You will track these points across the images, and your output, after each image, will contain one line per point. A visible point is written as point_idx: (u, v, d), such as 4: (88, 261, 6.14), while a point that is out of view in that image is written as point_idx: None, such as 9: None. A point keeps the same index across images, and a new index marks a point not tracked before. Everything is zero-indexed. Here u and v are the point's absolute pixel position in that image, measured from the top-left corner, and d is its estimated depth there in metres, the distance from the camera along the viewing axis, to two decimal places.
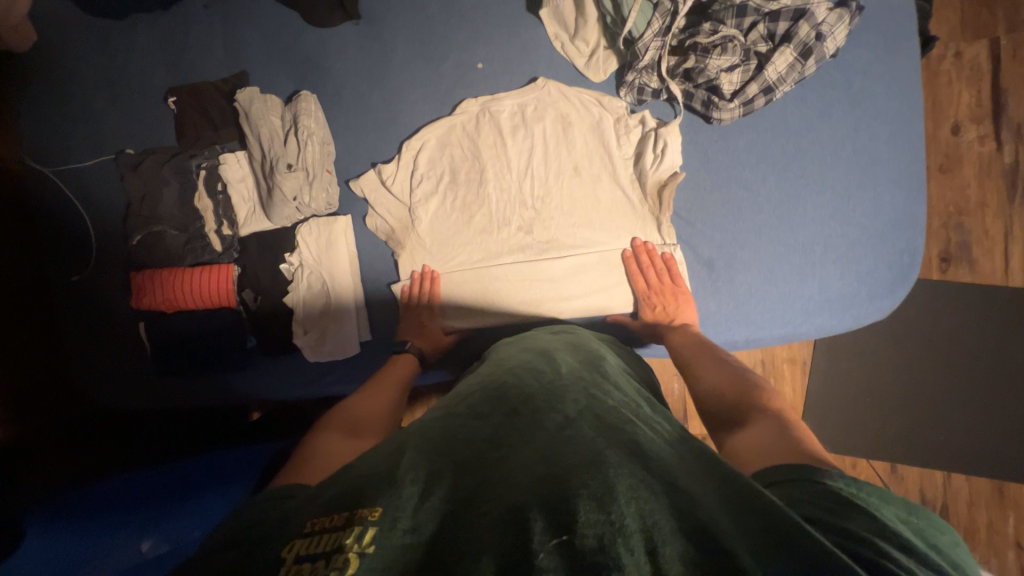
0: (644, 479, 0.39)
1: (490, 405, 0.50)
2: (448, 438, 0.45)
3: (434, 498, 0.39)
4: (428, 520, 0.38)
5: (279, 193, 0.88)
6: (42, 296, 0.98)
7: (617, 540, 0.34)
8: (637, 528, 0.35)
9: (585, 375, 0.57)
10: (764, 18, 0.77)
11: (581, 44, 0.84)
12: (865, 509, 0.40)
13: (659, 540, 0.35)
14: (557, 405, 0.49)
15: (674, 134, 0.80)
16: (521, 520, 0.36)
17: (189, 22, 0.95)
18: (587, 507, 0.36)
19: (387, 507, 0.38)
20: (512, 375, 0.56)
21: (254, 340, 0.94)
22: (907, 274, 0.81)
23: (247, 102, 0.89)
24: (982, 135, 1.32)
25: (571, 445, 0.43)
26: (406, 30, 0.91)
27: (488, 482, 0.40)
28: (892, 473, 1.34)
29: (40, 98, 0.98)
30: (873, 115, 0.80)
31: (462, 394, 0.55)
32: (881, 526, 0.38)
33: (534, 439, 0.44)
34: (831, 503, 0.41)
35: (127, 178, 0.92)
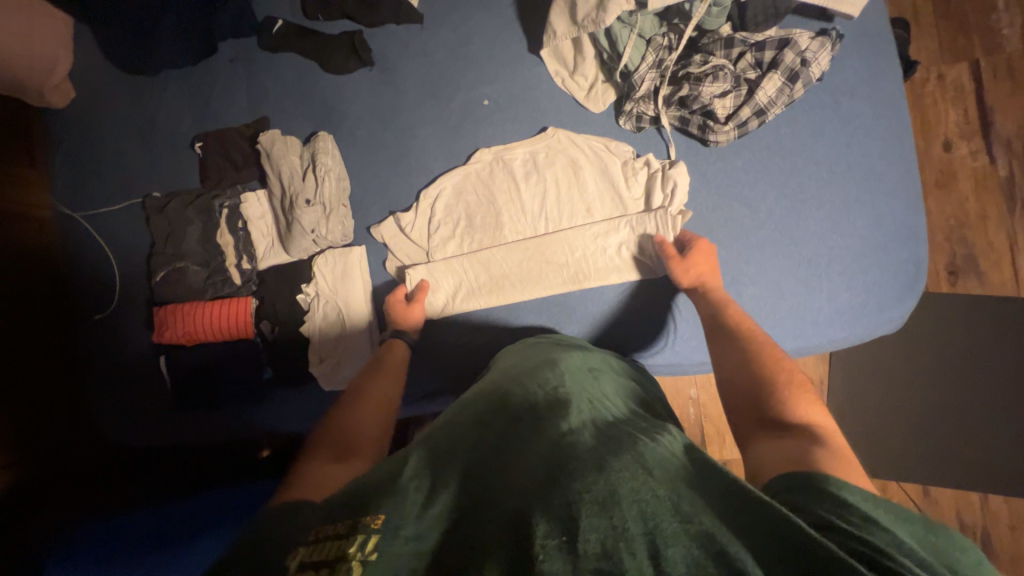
0: (647, 481, 0.38)
1: (494, 413, 0.50)
2: (453, 445, 0.46)
3: (440, 504, 0.40)
4: (431, 525, 0.39)
5: (298, 227, 0.92)
6: (67, 335, 1.01)
7: (619, 544, 0.34)
8: (639, 531, 0.35)
9: (587, 385, 0.57)
10: (751, 48, 0.82)
11: (581, 79, 0.90)
12: (883, 526, 0.38)
13: (662, 541, 0.35)
14: (560, 411, 0.49)
15: (682, 173, 0.84)
16: (525, 525, 0.36)
17: (215, 74, 1.03)
18: (588, 513, 0.36)
19: (390, 514, 0.38)
20: (516, 381, 0.56)
21: (270, 372, 0.96)
22: (915, 283, 0.81)
23: (268, 143, 0.95)
24: (974, 151, 1.35)
25: (573, 450, 0.42)
26: (416, 73, 0.97)
27: (492, 487, 0.41)
28: (924, 496, 1.29)
29: (75, 150, 1.05)
30: (864, 132, 0.83)
31: (467, 401, 0.55)
32: (896, 541, 0.37)
33: (537, 444, 0.44)
34: (841, 516, 0.39)
35: (153, 219, 0.97)
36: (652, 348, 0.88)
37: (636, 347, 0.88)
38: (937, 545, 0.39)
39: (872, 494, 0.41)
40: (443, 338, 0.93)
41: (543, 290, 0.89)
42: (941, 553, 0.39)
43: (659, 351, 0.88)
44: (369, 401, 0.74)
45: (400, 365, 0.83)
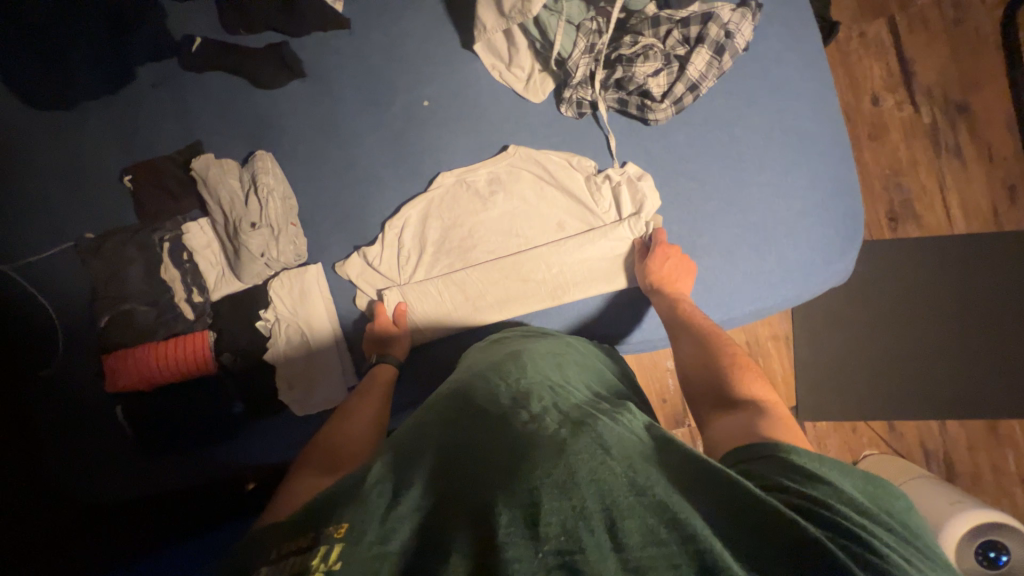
0: (604, 461, 0.39)
1: (457, 412, 0.49)
2: (419, 448, 0.45)
3: (404, 506, 0.39)
4: (399, 527, 0.37)
5: (246, 252, 0.89)
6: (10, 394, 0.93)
7: (579, 523, 0.35)
8: (598, 508, 0.36)
9: (549, 374, 0.57)
10: (677, 25, 0.83)
11: (518, 71, 0.89)
12: (829, 481, 0.41)
13: (618, 515, 0.35)
14: (523, 403, 0.49)
15: (650, 189, 0.85)
16: (487, 518, 0.36)
17: (139, 102, 0.96)
18: (549, 496, 0.36)
19: (353, 521, 0.37)
20: (479, 378, 0.56)
21: (240, 405, 0.92)
22: (854, 236, 0.86)
23: (203, 169, 0.91)
24: (899, 102, 1.43)
25: (535, 438, 0.42)
26: (351, 81, 0.95)
27: (457, 484, 0.40)
28: (891, 431, 1.39)
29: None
30: (793, 96, 0.86)
31: (433, 402, 0.54)
32: (837, 492, 0.40)
33: (500, 437, 0.44)
34: (793, 475, 0.42)
35: (91, 262, 0.92)
36: (621, 328, 0.90)
37: (606, 330, 0.90)
38: (876, 493, 0.42)
39: (818, 454, 0.44)
40: (415, 348, 0.92)
41: (523, 308, 0.89)
42: (881, 500, 0.42)
43: (629, 330, 0.90)
44: (356, 420, 0.74)
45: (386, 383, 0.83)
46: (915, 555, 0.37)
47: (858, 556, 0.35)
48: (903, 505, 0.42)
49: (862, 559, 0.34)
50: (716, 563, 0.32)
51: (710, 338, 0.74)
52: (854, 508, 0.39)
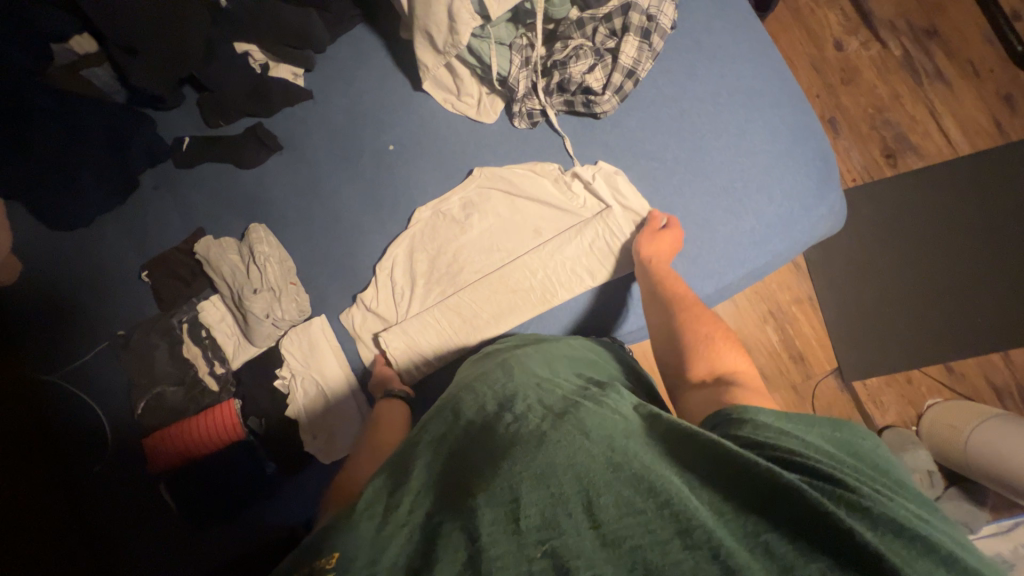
0: (582, 445, 0.40)
1: (448, 427, 0.51)
2: (409, 464, 0.46)
3: (395, 523, 0.40)
4: (391, 544, 0.38)
5: (253, 317, 0.95)
6: (65, 501, 0.95)
7: (557, 509, 0.36)
8: (575, 491, 0.37)
9: (536, 372, 0.58)
10: (602, 22, 0.87)
11: (468, 99, 0.95)
12: (793, 434, 0.44)
13: (595, 494, 0.37)
14: (508, 405, 0.50)
15: (622, 180, 0.87)
16: (470, 519, 0.37)
17: (144, 204, 1.06)
18: (529, 488, 0.38)
19: (344, 549, 0.38)
20: (468, 389, 0.57)
21: (273, 466, 0.95)
22: (828, 178, 0.85)
23: (205, 251, 0.99)
24: (863, 42, 1.43)
25: (516, 436, 0.44)
26: (323, 144, 1.03)
27: (446, 494, 0.42)
28: (950, 374, 1.29)
29: (13, 320, 1.01)
30: (734, 59, 0.88)
31: (426, 418, 0.56)
32: (804, 443, 0.43)
33: (486, 443, 0.45)
34: (761, 433, 0.44)
35: (123, 356, 0.99)
36: (619, 318, 0.90)
37: (605, 323, 0.90)
38: (841, 440, 0.45)
39: (778, 411, 0.47)
40: (426, 377, 0.94)
41: (518, 318, 0.90)
42: (846, 444, 0.44)
43: (626, 319, 0.90)
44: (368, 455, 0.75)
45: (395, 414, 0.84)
46: (888, 490, 0.39)
47: (832, 495, 0.36)
48: (870, 446, 0.45)
49: (836, 495, 0.36)
50: (692, 522, 0.34)
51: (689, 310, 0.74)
52: (821, 454, 0.42)
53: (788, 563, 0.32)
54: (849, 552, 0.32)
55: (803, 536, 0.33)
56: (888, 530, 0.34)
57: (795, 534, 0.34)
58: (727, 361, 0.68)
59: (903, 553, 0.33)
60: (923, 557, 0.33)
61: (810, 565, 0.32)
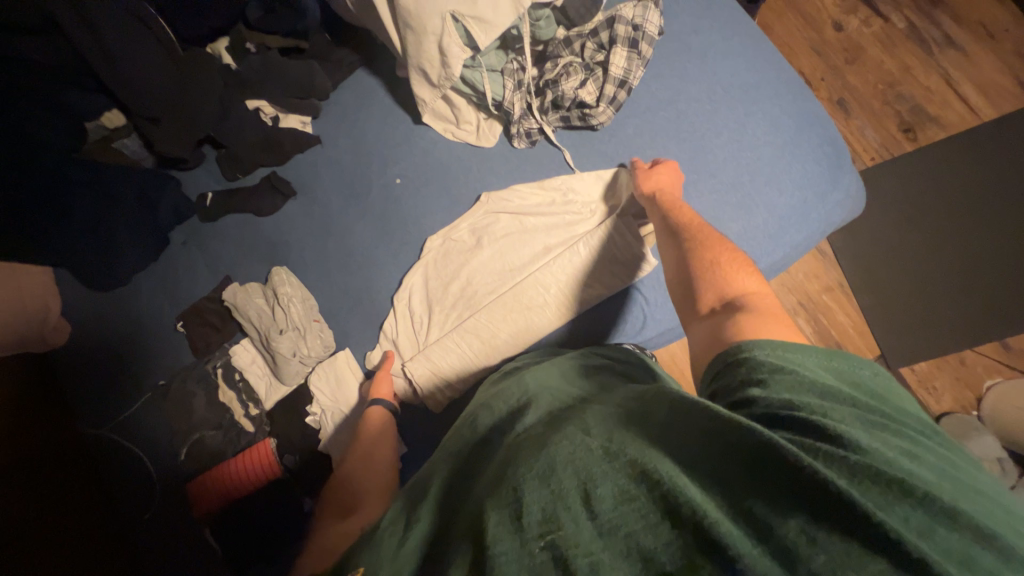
0: (583, 442, 0.39)
1: (463, 440, 0.50)
2: (427, 484, 0.45)
3: (411, 537, 0.39)
4: (407, 559, 0.38)
5: (280, 356, 0.98)
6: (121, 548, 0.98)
7: (556, 503, 0.35)
8: (573, 483, 0.36)
9: (550, 379, 0.56)
10: (589, 37, 0.89)
11: (466, 125, 0.97)
12: (790, 372, 0.42)
13: (593, 484, 0.35)
14: (518, 415, 0.48)
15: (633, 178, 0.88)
16: (475, 523, 0.36)
17: (175, 260, 1.12)
18: (529, 485, 0.36)
19: (367, 565, 0.38)
20: (484, 404, 0.56)
21: (310, 502, 0.97)
22: (840, 161, 0.83)
23: (233, 297, 1.03)
24: (863, 20, 1.40)
25: (521, 441, 0.43)
26: (333, 184, 1.07)
27: (456, 504, 0.41)
28: (1007, 351, 1.21)
29: (62, 379, 1.07)
30: (728, 55, 0.88)
31: (447, 436, 0.55)
32: (804, 385, 0.41)
33: (494, 452, 0.45)
34: (757, 381, 0.43)
35: (164, 405, 1.04)
36: (639, 326, 0.89)
37: (626, 333, 0.89)
38: (838, 368, 0.43)
39: (775, 343, 0.46)
40: (450, 404, 0.93)
41: (536, 334, 0.90)
42: (845, 375, 0.43)
43: (645, 325, 0.89)
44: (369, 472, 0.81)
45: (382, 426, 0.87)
46: (894, 433, 0.37)
47: (826, 453, 0.34)
48: (871, 375, 0.43)
49: (822, 452, 0.35)
50: (679, 500, 0.32)
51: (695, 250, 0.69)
52: (821, 398, 0.40)
53: (768, 524, 0.31)
54: (834, 509, 0.30)
55: (798, 505, 0.31)
56: (869, 478, 0.33)
57: (791, 496, 0.32)
58: (738, 285, 0.62)
59: (900, 508, 0.31)
60: (918, 506, 0.31)
61: (790, 524, 0.31)
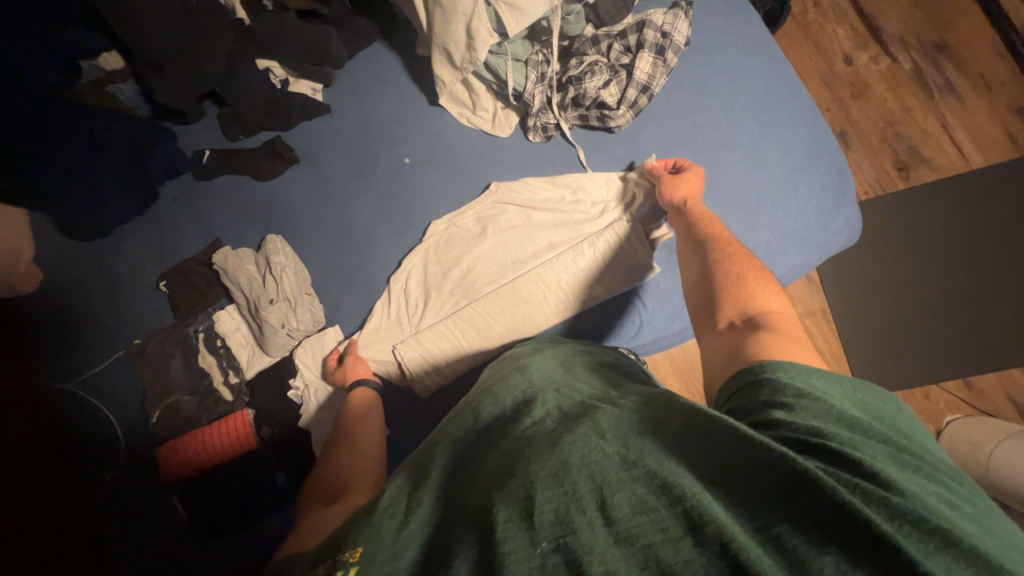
0: (598, 446, 0.39)
1: (465, 429, 0.50)
2: (429, 469, 0.45)
3: (413, 523, 0.39)
4: (410, 544, 0.37)
5: (268, 326, 0.95)
6: (72, 508, 0.93)
7: (571, 506, 0.34)
8: (589, 488, 0.35)
9: (555, 375, 0.56)
10: (617, 38, 0.89)
11: (483, 113, 0.97)
12: (814, 397, 0.43)
13: (610, 492, 0.35)
14: (525, 409, 0.48)
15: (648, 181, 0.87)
16: (484, 517, 0.36)
17: (164, 217, 1.08)
18: (543, 486, 0.36)
19: (366, 545, 0.37)
20: (486, 392, 0.55)
21: (283, 476, 0.95)
22: (844, 190, 0.85)
23: (223, 261, 0.99)
24: (873, 57, 1.44)
25: (532, 439, 0.42)
26: (338, 157, 1.04)
27: (462, 494, 0.40)
28: (971, 391, 1.25)
29: (27, 327, 1.01)
30: (747, 73, 0.89)
31: (446, 421, 0.55)
32: (826, 412, 0.42)
33: (501, 444, 0.44)
34: (778, 403, 0.43)
35: (138, 365, 0.99)
36: (634, 331, 0.89)
37: (620, 337, 0.89)
38: (860, 401, 0.45)
39: (796, 367, 0.47)
40: (439, 391, 0.93)
41: (532, 329, 0.89)
42: (868, 409, 0.44)
43: (639, 331, 0.89)
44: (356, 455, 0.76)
45: (371, 410, 0.85)
46: (917, 473, 0.38)
47: (855, 485, 0.35)
48: (893, 410, 0.44)
49: (851, 484, 0.35)
50: (700, 515, 0.32)
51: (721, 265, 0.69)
52: (843, 427, 0.41)
53: (799, 556, 0.31)
54: (864, 542, 0.30)
55: (826, 537, 0.31)
56: (900, 517, 0.33)
57: (817, 525, 0.32)
58: (760, 302, 0.63)
59: (927, 548, 0.31)
60: (948, 548, 0.31)
61: (822, 557, 0.30)
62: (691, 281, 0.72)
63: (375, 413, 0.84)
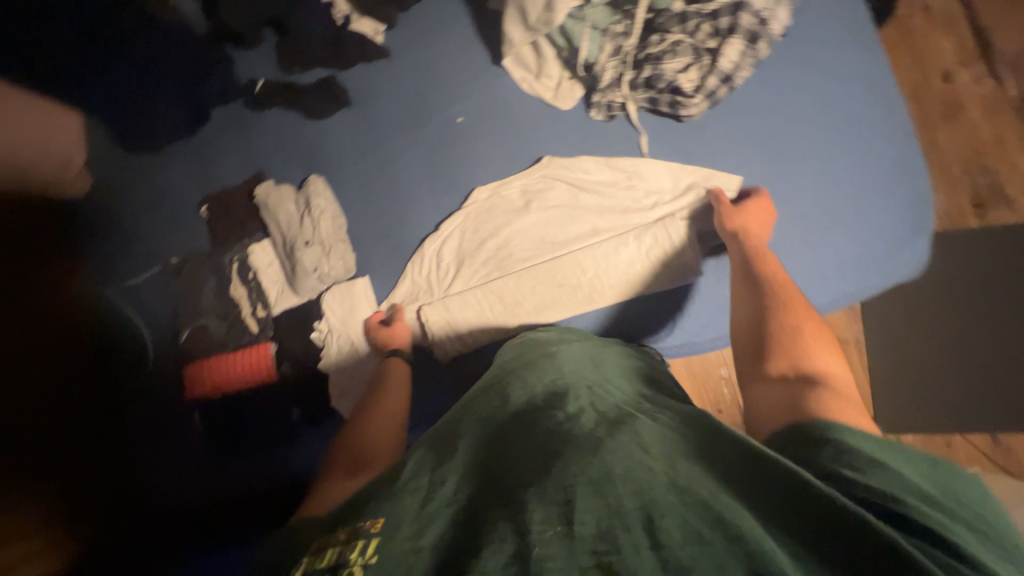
0: (643, 461, 0.36)
1: (492, 409, 0.47)
2: (453, 443, 0.43)
3: (434, 502, 0.37)
4: (432, 523, 0.35)
5: (301, 268, 0.97)
6: (102, 413, 0.99)
7: (614, 522, 0.31)
8: (635, 506, 0.32)
9: (588, 372, 0.54)
10: (707, 18, 0.80)
11: (546, 81, 0.91)
12: (884, 464, 0.39)
13: (658, 514, 0.32)
14: (559, 403, 0.46)
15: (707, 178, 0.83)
16: (516, 514, 0.33)
17: (209, 141, 1.07)
18: (584, 494, 0.33)
19: (388, 517, 0.35)
20: (515, 376, 0.53)
21: (297, 412, 0.97)
22: (923, 221, 0.79)
23: (264, 196, 1.01)
24: (976, 77, 1.30)
25: (569, 437, 0.39)
26: (390, 105, 1.01)
27: (491, 479, 0.38)
28: (995, 445, 1.17)
29: (74, 233, 1.05)
30: (841, 78, 0.82)
31: (468, 399, 0.53)
32: (898, 480, 0.38)
33: (533, 434, 0.41)
34: (843, 462, 0.40)
35: (174, 283, 1.03)
36: (665, 332, 0.86)
37: (650, 336, 0.86)
38: (941, 477, 0.39)
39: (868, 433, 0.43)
40: (459, 358, 0.93)
41: (561, 312, 0.87)
42: (950, 488, 0.38)
43: (671, 333, 0.86)
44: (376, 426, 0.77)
45: (401, 385, 0.86)
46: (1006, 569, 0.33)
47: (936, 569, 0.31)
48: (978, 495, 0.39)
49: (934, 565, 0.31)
50: (768, 566, 0.28)
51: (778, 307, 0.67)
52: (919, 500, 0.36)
53: None
54: None
55: None
56: None
57: None
58: (817, 361, 0.58)
59: None
60: None
61: None
62: (742, 323, 0.68)
63: (405, 389, 0.86)
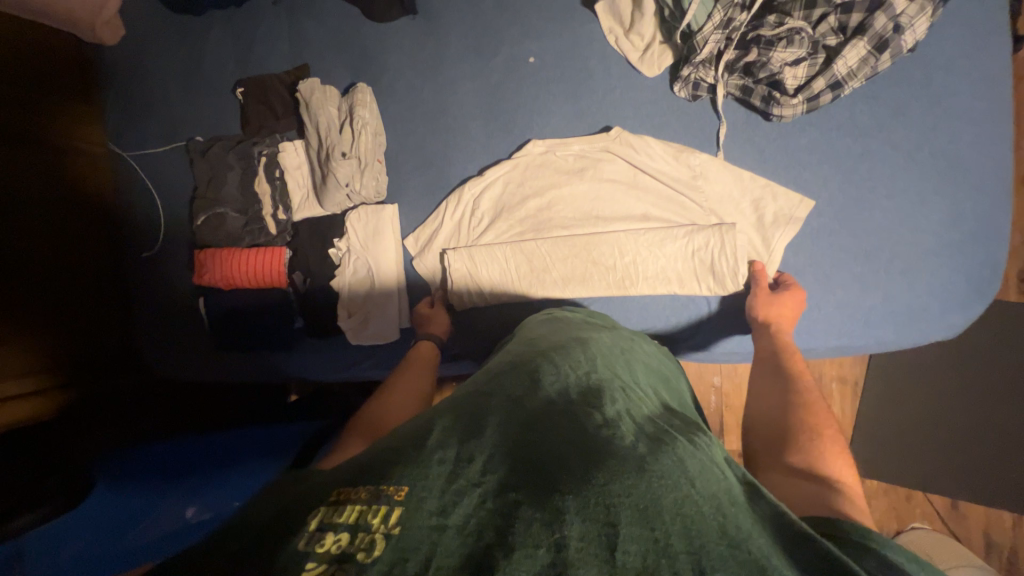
0: (690, 495, 0.34)
1: (525, 391, 0.45)
2: (483, 420, 0.40)
3: (462, 480, 0.34)
4: (460, 501, 0.32)
5: (333, 179, 0.91)
6: (111, 291, 1.01)
7: (661, 559, 0.29)
8: (683, 547, 0.30)
9: (619, 372, 0.53)
10: (835, 10, 0.73)
11: (637, 38, 0.82)
12: None
13: (706, 562, 0.30)
14: (597, 404, 0.44)
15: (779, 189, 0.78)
16: (555, 523, 0.31)
17: (258, 17, 0.98)
18: (629, 518, 0.31)
19: (414, 486, 0.33)
20: (547, 359, 0.51)
21: (300, 322, 0.97)
22: (986, 289, 0.75)
23: (307, 93, 0.92)
24: None
25: (612, 448, 0.37)
26: (460, 25, 0.92)
27: (524, 469, 0.35)
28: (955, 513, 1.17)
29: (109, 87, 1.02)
30: (956, 116, 0.74)
31: (496, 371, 0.51)
32: None
33: (571, 432, 0.39)
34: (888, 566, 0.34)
35: (196, 163, 0.97)
36: (683, 332, 0.86)
37: (668, 332, 0.86)
38: None
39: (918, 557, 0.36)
40: (474, 309, 0.92)
41: (586, 289, 0.85)
42: None
43: (690, 334, 0.85)
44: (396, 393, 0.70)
45: (427, 362, 0.80)
46: None
47: None
48: None
49: None
50: None
51: (801, 393, 0.65)
52: None
53: None
54: None
55: None
56: None
57: None
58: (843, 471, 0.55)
59: None
60: None
61: None
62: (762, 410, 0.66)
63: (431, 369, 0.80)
